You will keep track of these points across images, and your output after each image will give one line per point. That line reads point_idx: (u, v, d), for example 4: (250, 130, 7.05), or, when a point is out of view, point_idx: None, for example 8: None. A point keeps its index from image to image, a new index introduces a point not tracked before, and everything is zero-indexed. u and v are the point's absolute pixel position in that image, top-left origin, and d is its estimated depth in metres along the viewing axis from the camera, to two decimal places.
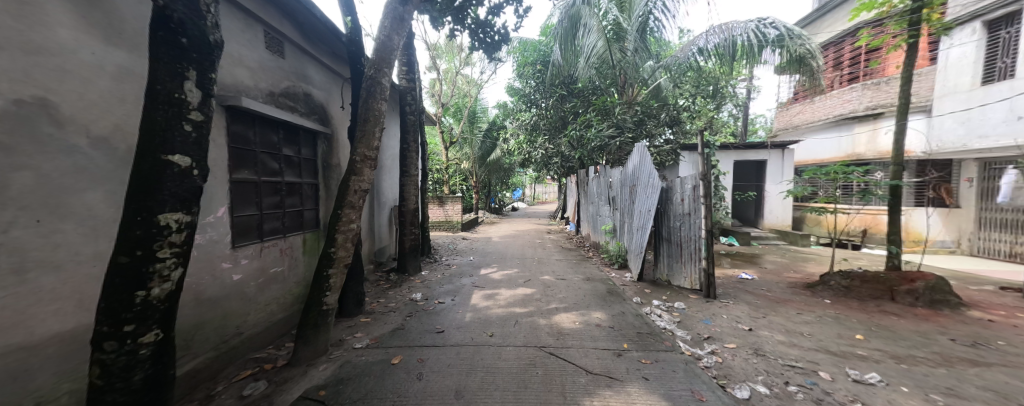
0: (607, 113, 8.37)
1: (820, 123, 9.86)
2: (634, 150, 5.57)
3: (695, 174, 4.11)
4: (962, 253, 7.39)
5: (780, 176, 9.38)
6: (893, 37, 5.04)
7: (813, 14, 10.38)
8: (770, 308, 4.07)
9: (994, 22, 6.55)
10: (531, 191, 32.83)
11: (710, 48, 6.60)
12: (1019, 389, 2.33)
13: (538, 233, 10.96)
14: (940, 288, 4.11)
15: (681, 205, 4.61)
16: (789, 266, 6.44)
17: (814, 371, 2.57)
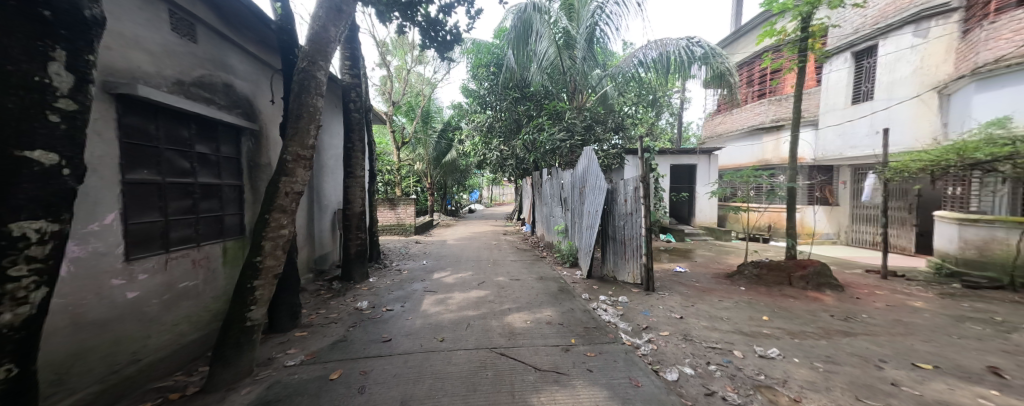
0: (560, 118, 8.70)
1: (737, 133, 11.26)
2: (582, 154, 5.84)
3: (636, 177, 4.43)
4: (841, 243, 8.85)
5: (707, 178, 10.49)
6: (788, 61, 5.86)
7: (732, 35, 11.75)
8: (698, 297, 4.54)
9: (859, 53, 8.01)
10: (488, 193, 32.64)
11: (648, 61, 7.18)
12: (875, 352, 2.88)
13: (494, 234, 10.93)
14: (824, 273, 4.90)
15: (624, 206, 4.95)
16: (715, 259, 7.22)
17: (730, 351, 2.92)
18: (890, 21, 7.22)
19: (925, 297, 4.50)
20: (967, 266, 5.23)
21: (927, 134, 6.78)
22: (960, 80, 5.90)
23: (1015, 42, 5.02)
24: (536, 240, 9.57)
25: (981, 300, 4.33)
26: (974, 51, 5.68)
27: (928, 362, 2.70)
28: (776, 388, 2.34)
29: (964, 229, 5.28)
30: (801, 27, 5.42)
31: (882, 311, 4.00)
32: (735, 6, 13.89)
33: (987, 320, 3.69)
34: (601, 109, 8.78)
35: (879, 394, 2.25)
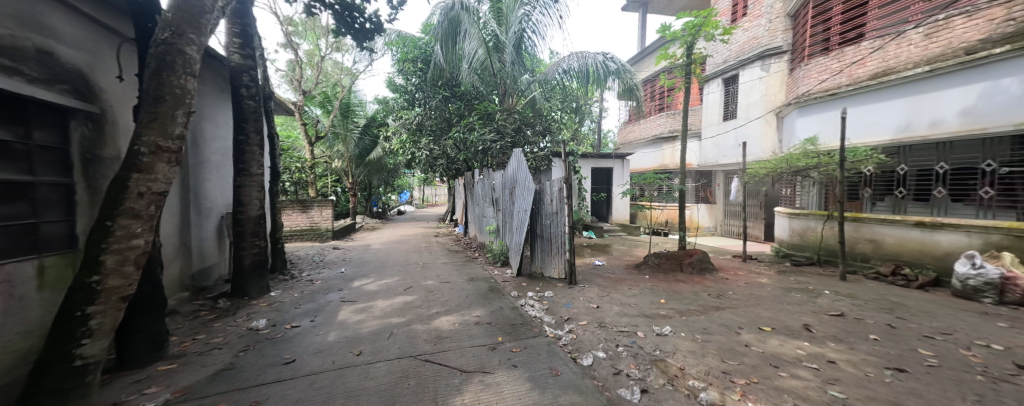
0: (490, 119, 8.76)
1: (643, 140, 12.85)
2: (512, 155, 5.96)
3: (560, 178, 4.71)
4: (717, 233, 10.70)
5: (621, 180, 11.68)
6: (677, 81, 6.88)
7: (638, 54, 13.31)
8: (611, 287, 5.03)
9: (727, 80, 9.87)
10: (420, 194, 31.27)
11: (572, 71, 7.71)
12: (737, 322, 3.56)
13: (425, 237, 10.49)
14: (705, 260, 5.89)
15: (550, 205, 5.20)
16: (628, 252, 8.10)
17: (635, 332, 3.29)
18: (746, 56, 9.02)
19: (771, 275, 5.76)
20: (794, 248, 6.84)
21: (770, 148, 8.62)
22: (787, 106, 7.66)
23: (818, 81, 6.78)
24: (468, 240, 9.49)
25: (804, 274, 5.71)
26: (796, 85, 7.47)
27: (769, 325, 3.44)
28: (667, 360, 2.71)
29: (792, 221, 6.90)
30: (686, 53, 6.40)
31: (745, 288, 4.97)
32: (639, 28, 15.74)
33: (807, 289, 4.87)
34: (529, 111, 9.06)
35: (737, 355, 2.78)
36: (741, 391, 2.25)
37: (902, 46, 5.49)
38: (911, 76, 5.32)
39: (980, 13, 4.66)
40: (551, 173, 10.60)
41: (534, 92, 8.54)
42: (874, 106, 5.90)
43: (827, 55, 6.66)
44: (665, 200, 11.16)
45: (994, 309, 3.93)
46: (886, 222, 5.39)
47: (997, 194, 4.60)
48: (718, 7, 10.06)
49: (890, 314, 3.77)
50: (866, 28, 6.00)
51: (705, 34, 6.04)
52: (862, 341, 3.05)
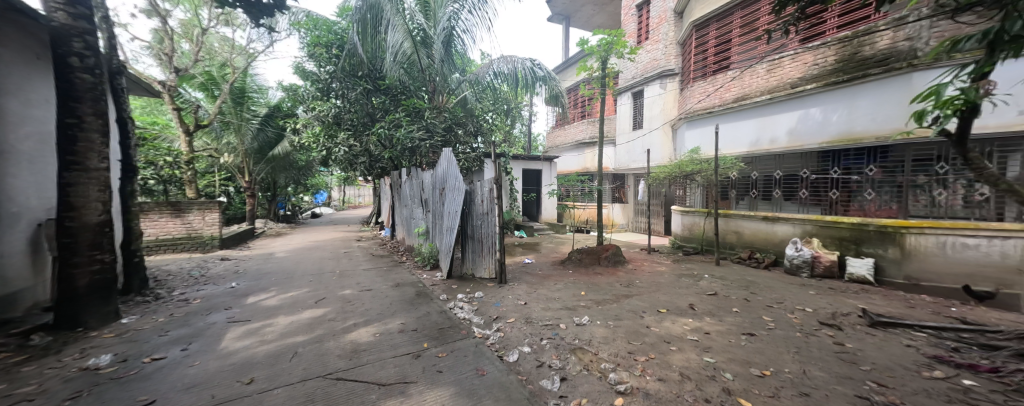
0: (418, 116, 8.38)
1: (568, 145, 13.75)
2: (441, 155, 5.81)
3: (490, 179, 4.76)
4: (630, 229, 11.84)
5: (548, 181, 12.28)
6: (594, 91, 7.48)
7: (563, 63, 14.16)
8: (539, 283, 5.24)
9: (634, 94, 11.16)
10: (339, 194, 28.29)
11: (502, 73, 7.83)
12: (642, 306, 4.03)
13: (344, 241, 9.53)
14: (618, 253, 6.54)
15: (480, 206, 5.20)
16: (555, 250, 8.54)
17: (557, 324, 3.49)
18: (649, 74, 10.32)
19: (669, 263, 6.69)
20: (685, 240, 8.06)
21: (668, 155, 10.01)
22: (678, 120, 8.98)
23: (700, 100, 8.12)
24: (394, 243, 8.96)
25: (693, 262, 6.76)
26: (684, 103, 8.80)
27: (665, 307, 3.99)
28: (584, 348, 2.93)
29: (684, 217, 8.12)
30: (601, 67, 7.03)
31: (649, 276, 5.67)
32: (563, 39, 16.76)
33: (695, 274, 5.79)
34: (459, 110, 8.90)
35: (640, 336, 3.15)
36: (643, 368, 2.55)
37: (755, 77, 6.91)
38: (760, 102, 6.72)
39: (802, 57, 6.16)
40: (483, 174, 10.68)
41: (465, 92, 8.42)
42: (737, 124, 7.26)
43: (705, 80, 8.01)
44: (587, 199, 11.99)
45: (811, 281, 5.21)
46: (745, 216, 6.71)
47: (809, 195, 5.94)
48: (626, 28, 11.25)
49: (749, 290, 4.70)
50: (731, 60, 7.41)
51: (617, 51, 6.72)
52: (730, 313, 3.75)
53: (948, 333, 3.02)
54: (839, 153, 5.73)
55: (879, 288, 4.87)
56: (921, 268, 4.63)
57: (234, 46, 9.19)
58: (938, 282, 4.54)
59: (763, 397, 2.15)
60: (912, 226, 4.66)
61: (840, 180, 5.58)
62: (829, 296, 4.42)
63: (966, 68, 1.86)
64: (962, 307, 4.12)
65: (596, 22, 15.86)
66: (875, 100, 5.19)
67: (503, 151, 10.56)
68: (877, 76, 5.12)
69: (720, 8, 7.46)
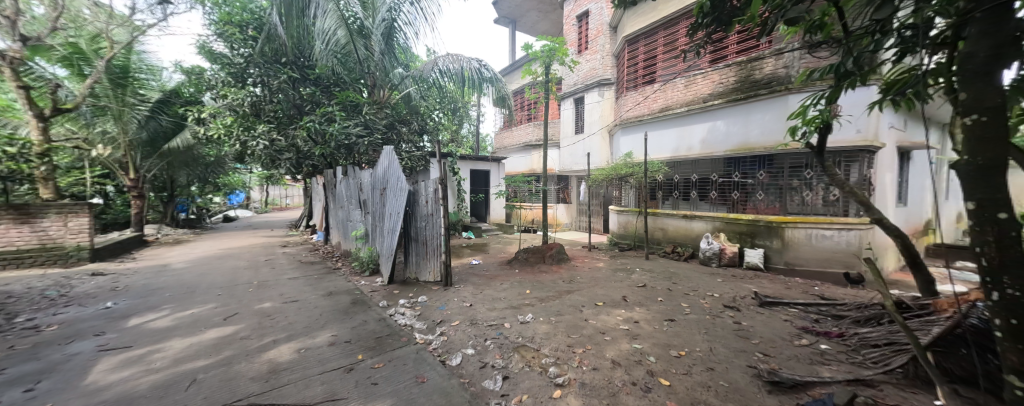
0: (356, 111, 7.85)
1: (515, 147, 13.99)
2: (381, 153, 5.51)
3: (434, 179, 4.64)
4: (574, 228, 12.36)
5: (495, 181, 12.33)
6: (538, 95, 7.67)
7: (510, 66, 14.35)
8: (485, 284, 5.24)
9: (575, 100, 11.73)
10: (261, 195, 25.17)
11: (448, 72, 7.60)
12: (582, 301, 4.26)
13: (265, 247, 8.50)
14: (562, 251, 6.80)
15: (425, 206, 5.04)
16: (502, 250, 8.60)
17: (502, 324, 3.52)
18: (588, 82, 10.93)
19: (607, 259, 7.15)
20: (620, 237, 8.71)
21: (605, 158, 10.72)
22: (614, 127, 9.66)
23: (632, 109, 8.83)
24: (328, 248, 8.26)
25: (627, 257, 7.33)
26: (618, 111, 9.49)
27: (602, 301, 4.26)
28: (527, 345, 3.00)
29: (619, 215, 8.75)
30: (544, 72, 7.24)
31: (589, 272, 6.00)
32: (509, 42, 16.98)
33: (628, 268, 6.28)
34: (402, 107, 8.52)
35: (579, 329, 3.32)
36: (580, 359, 2.71)
37: (675, 90, 7.73)
38: (680, 113, 7.54)
39: (711, 76, 7.07)
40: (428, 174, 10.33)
41: (409, 88, 8.07)
42: (661, 132, 8.04)
43: (636, 91, 8.75)
44: (533, 200, 12.26)
45: (720, 270, 6.01)
46: (669, 214, 7.47)
47: (718, 195, 6.74)
48: (567, 37, 11.77)
49: (671, 280, 5.25)
50: (656, 75, 8.20)
51: (559, 58, 7.00)
52: (657, 303, 4.13)
53: (813, 307, 3.65)
54: (739, 159, 6.66)
55: (767, 273, 5.81)
56: (797, 256, 5.65)
57: (111, 13, 7.34)
58: (807, 266, 5.58)
59: (680, 375, 2.42)
60: (790, 221, 5.68)
61: (739, 183, 6.43)
62: (732, 282, 5.11)
63: (821, 93, 2.33)
64: (823, 286, 5.11)
65: (541, 28, 16.35)
66: (767, 115, 6.14)
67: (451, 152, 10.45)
68: (767, 95, 6.07)
69: (648, 27, 8.21)
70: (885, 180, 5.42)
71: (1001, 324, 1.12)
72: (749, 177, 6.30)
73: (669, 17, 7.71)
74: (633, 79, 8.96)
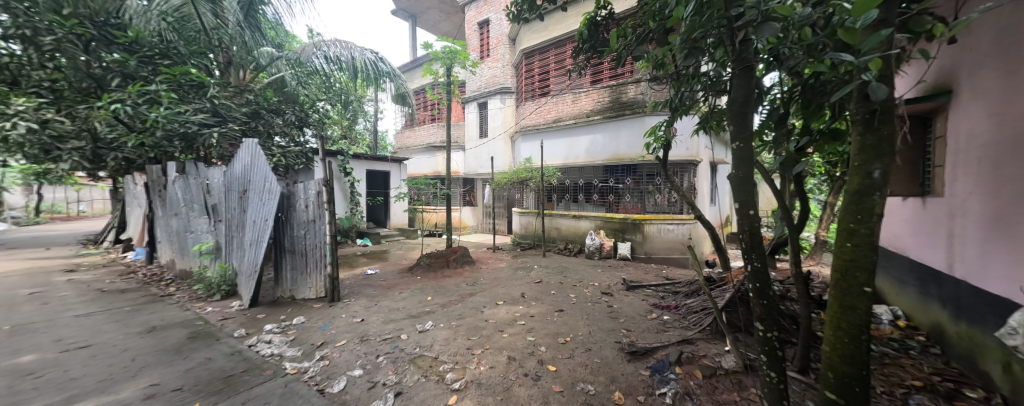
0: (202, 93, 6.19)
1: (417, 148, 13.40)
2: (240, 146, 4.59)
3: (318, 180, 4.15)
4: (480, 231, 12.46)
5: (395, 183, 11.53)
6: (440, 97, 7.46)
7: (410, 63, 13.73)
8: (381, 294, 4.85)
9: (478, 105, 11.87)
10: (35, 199, 17.76)
11: (334, 60, 6.72)
12: (482, 302, 4.33)
13: (35, 275, 5.98)
14: (466, 254, 6.77)
15: (304, 212, 4.40)
16: (403, 256, 8.08)
17: (398, 336, 3.31)
18: (491, 89, 11.22)
19: (509, 259, 7.44)
20: (521, 237, 9.15)
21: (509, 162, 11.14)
22: (515, 133, 10.15)
23: (532, 118, 9.39)
24: (154, 270, 6.32)
25: (527, 256, 7.75)
26: (519, 118, 9.99)
27: (501, 299, 4.42)
28: (425, 354, 2.91)
29: (521, 217, 9.17)
30: (446, 74, 7.13)
31: (491, 273, 6.14)
32: (410, 38, 16.23)
33: (527, 266, 6.66)
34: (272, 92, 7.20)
35: (479, 330, 3.38)
36: (477, 360, 2.76)
37: (564, 103, 8.60)
38: (570, 124, 8.41)
39: (592, 94, 8.10)
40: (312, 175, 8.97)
41: (283, 72, 6.88)
42: (557, 140, 8.79)
43: (534, 101, 9.39)
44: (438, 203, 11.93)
45: (600, 262, 6.92)
46: (564, 215, 8.19)
47: (599, 198, 7.74)
48: (469, 42, 11.87)
49: (563, 275, 5.79)
50: (550, 88, 8.97)
51: (460, 61, 6.99)
52: (549, 296, 4.49)
53: (662, 286, 4.53)
54: (614, 168, 7.82)
55: (633, 262, 6.92)
56: (654, 247, 6.90)
57: None
58: (659, 254, 6.89)
59: (565, 360, 2.70)
60: (648, 219, 6.89)
61: (613, 188, 7.53)
62: (608, 272, 5.93)
63: (665, 118, 2.89)
64: (670, 270, 6.38)
65: (445, 29, 16.16)
66: (631, 132, 7.37)
67: (343, 149, 9.38)
68: (631, 115, 7.30)
69: (542, 43, 8.92)
70: (704, 186, 7.12)
71: (752, 288, 1.58)
72: (620, 182, 7.42)
73: (559, 37, 8.53)
74: (530, 90, 9.59)
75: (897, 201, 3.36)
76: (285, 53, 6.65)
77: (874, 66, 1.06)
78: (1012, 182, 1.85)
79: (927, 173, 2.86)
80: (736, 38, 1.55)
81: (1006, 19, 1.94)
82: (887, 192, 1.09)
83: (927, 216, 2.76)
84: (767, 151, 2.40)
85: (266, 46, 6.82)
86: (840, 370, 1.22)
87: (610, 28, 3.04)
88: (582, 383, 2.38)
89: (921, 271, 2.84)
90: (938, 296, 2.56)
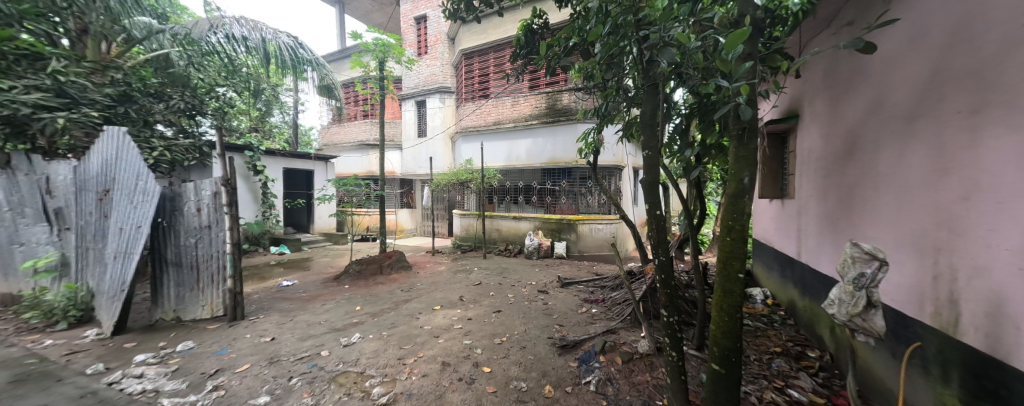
0: (42, 66, 4.68)
1: (348, 145, 12.31)
2: (101, 135, 3.70)
3: (216, 179, 3.57)
4: (418, 233, 11.93)
5: (321, 183, 10.44)
6: (372, 92, 6.94)
7: (337, 52, 12.58)
8: (298, 308, 4.32)
9: (417, 103, 11.33)
10: None
11: (239, 38, 5.73)
12: (418, 308, 4.15)
13: None
14: (402, 259, 6.39)
15: (195, 217, 3.73)
16: (329, 264, 7.33)
17: (318, 353, 2.99)
18: (429, 87, 10.84)
19: (448, 262, 7.26)
20: (462, 239, 9.00)
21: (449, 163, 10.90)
22: (455, 133, 9.96)
23: (474, 119, 9.29)
24: None
25: (467, 258, 7.66)
26: (459, 119, 9.83)
27: (438, 304, 4.28)
28: (349, 370, 2.68)
29: (462, 218, 9.04)
30: (378, 68, 6.71)
31: (429, 277, 5.91)
32: (338, 26, 14.92)
33: (466, 269, 6.56)
34: (150, 70, 5.93)
35: (412, 338, 3.23)
36: (409, 370, 2.64)
37: (504, 107, 8.72)
38: (509, 127, 8.56)
39: (530, 99, 8.33)
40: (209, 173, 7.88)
41: (167, 49, 5.74)
42: (497, 142, 8.87)
43: (474, 103, 9.31)
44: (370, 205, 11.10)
45: (538, 261, 7.14)
46: (505, 217, 8.31)
47: (537, 199, 8.00)
48: (405, 37, 11.33)
49: (502, 276, 5.84)
50: (490, 91, 8.99)
51: (394, 55, 6.59)
52: (488, 298, 4.50)
53: (591, 282, 4.87)
54: (551, 171, 8.17)
55: (568, 260, 7.29)
56: (587, 246, 7.37)
57: None
58: (590, 252, 7.40)
59: (499, 360, 2.73)
60: (581, 219, 7.34)
61: (551, 190, 7.88)
62: (545, 271, 6.17)
63: (594, 126, 3.13)
64: (600, 266, 6.89)
65: (379, 20, 15.17)
66: (566, 138, 7.79)
67: (252, 143, 8.22)
68: (566, 122, 7.71)
69: (482, 46, 8.93)
70: (627, 188, 7.83)
71: (659, 279, 1.78)
72: (557, 185, 7.80)
73: (499, 42, 8.61)
74: (470, 91, 9.51)
75: (764, 203, 4.11)
76: (170, 26, 5.56)
77: (744, 92, 1.28)
78: (835, 188, 2.40)
79: (783, 180, 3.58)
80: (645, 58, 1.75)
81: (829, 63, 2.50)
82: (754, 194, 1.34)
83: (785, 215, 3.42)
84: (671, 159, 2.75)
85: (144, 15, 5.60)
86: (721, 345, 1.45)
87: (545, 37, 3.16)
88: (515, 381, 2.43)
89: (782, 257, 3.51)
90: (791, 278, 3.20)
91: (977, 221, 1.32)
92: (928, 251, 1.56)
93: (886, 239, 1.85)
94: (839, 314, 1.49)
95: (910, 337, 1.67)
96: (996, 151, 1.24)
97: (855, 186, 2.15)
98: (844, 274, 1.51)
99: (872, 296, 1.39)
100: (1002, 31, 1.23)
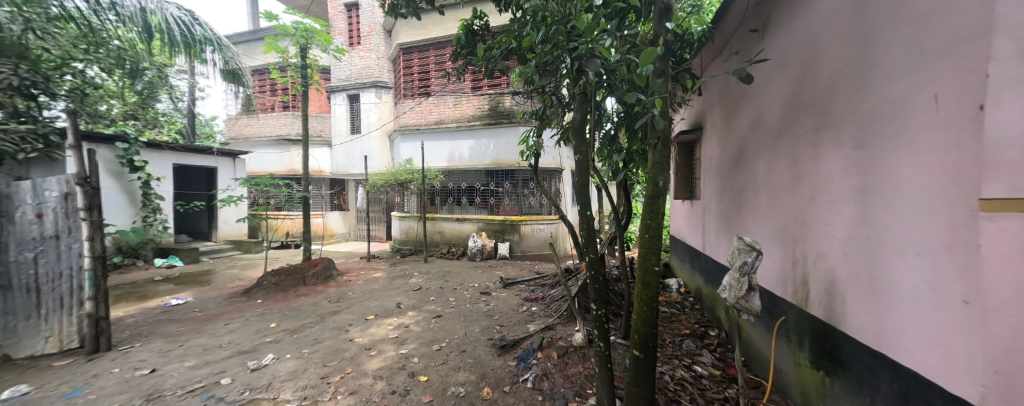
0: None
1: (264, 140, 10.80)
2: None
3: (66, 176, 2.88)
4: (350, 238, 11.03)
5: (226, 182, 8.98)
6: (292, 81, 6.23)
7: (248, 34, 11.02)
8: (190, 331, 3.64)
9: (349, 96, 10.44)
10: None
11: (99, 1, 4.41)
12: (347, 320, 3.81)
13: None
14: (330, 267, 5.80)
15: (33, 225, 2.97)
16: (237, 277, 6.34)
17: (217, 382, 2.56)
18: (363, 80, 10.05)
19: (384, 268, 6.80)
20: (401, 243, 8.54)
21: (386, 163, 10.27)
22: (394, 131, 9.43)
23: (414, 117, 8.88)
24: None
25: (407, 263, 7.28)
26: (397, 116, 9.33)
27: (371, 314, 3.99)
28: (259, 397, 2.34)
29: (400, 221, 8.59)
30: (300, 55, 6.00)
31: (363, 285, 5.47)
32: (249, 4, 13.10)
33: (405, 274, 6.21)
34: None
35: (338, 353, 2.95)
36: (334, 388, 2.41)
37: (444, 106, 8.54)
38: (450, 127, 8.42)
39: (471, 99, 8.27)
40: (59, 169, 6.39)
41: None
42: (437, 143, 8.64)
43: (414, 100, 8.92)
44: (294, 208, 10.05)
45: (480, 263, 7.09)
46: (446, 219, 8.14)
47: (480, 201, 7.97)
48: (333, 24, 10.37)
49: (444, 279, 5.68)
50: (431, 89, 8.70)
51: (319, 43, 5.97)
52: (427, 303, 4.32)
53: (532, 281, 5.00)
54: (494, 172, 8.21)
55: (511, 260, 7.40)
56: (528, 246, 7.58)
57: None
58: (532, 251, 7.62)
59: (437, 367, 2.63)
60: (524, 219, 7.51)
61: (494, 191, 7.91)
62: (488, 272, 6.17)
63: (534, 129, 3.21)
64: (541, 265, 7.11)
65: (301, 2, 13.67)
66: (509, 140, 7.92)
67: (125, 133, 6.66)
68: (508, 125, 7.85)
69: (421, 42, 8.61)
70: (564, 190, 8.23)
71: (589, 275, 1.90)
72: (499, 186, 7.87)
73: (439, 39, 8.38)
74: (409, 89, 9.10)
75: (678, 203, 4.67)
76: None
77: (658, 104, 1.44)
78: (729, 190, 2.82)
79: (692, 182, 4.11)
80: (575, 67, 1.86)
81: (722, 84, 2.94)
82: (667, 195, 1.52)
83: (693, 213, 3.92)
84: (601, 163, 2.96)
85: None
86: (640, 331, 1.60)
87: (486, 39, 3.15)
88: (453, 387, 2.38)
89: (692, 250, 4.01)
90: (698, 268, 3.68)
91: (820, 217, 1.66)
92: (789, 242, 1.92)
93: (763, 233, 2.22)
94: (729, 298, 1.75)
95: (778, 313, 2.05)
96: (831, 160, 1.58)
97: (743, 188, 2.55)
98: (733, 263, 1.79)
99: (752, 281, 1.66)
100: (833, 67, 1.58)
